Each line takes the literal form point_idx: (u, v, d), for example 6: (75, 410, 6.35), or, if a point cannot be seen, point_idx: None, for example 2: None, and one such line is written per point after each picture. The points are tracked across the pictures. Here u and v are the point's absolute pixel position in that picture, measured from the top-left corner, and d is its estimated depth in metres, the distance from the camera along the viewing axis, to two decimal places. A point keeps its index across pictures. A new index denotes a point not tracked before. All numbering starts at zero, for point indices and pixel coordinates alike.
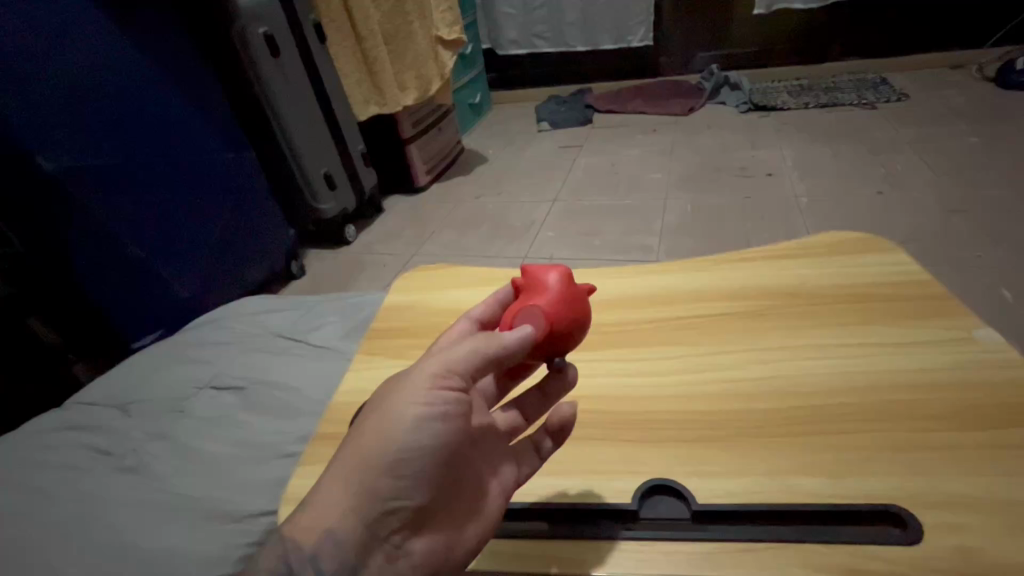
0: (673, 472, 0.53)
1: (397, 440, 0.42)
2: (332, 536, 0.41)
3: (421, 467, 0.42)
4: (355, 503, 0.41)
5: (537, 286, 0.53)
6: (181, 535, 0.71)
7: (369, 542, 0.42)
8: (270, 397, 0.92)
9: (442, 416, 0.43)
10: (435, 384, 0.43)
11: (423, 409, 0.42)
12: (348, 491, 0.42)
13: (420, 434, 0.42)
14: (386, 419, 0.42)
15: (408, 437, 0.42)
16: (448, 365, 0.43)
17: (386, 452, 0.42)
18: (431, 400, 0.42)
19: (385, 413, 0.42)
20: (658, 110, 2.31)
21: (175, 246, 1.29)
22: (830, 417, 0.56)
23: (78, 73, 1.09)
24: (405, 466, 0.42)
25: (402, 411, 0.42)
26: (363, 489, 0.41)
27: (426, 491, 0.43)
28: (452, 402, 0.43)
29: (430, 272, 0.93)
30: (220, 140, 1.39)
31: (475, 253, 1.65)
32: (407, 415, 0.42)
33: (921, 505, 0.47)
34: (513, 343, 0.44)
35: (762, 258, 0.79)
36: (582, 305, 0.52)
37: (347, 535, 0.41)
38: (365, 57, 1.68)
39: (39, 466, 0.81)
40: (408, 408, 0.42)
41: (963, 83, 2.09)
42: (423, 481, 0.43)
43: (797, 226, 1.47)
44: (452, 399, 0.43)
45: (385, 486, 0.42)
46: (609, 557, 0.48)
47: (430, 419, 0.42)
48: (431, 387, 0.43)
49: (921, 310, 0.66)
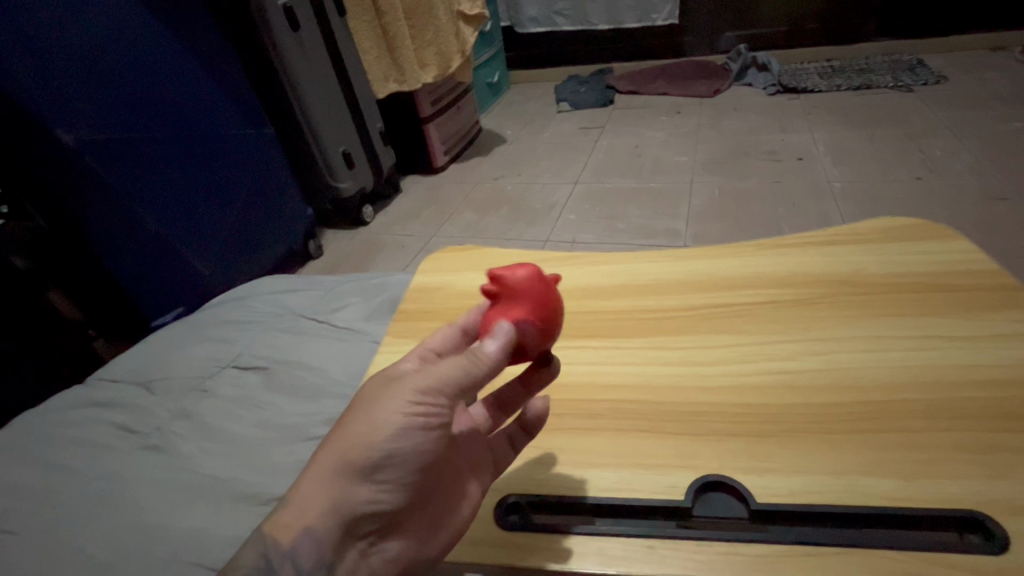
0: (728, 468, 0.50)
1: (377, 450, 0.41)
2: (312, 533, 0.42)
3: (403, 477, 0.43)
4: (331, 507, 0.42)
5: (514, 291, 0.49)
6: (206, 517, 0.70)
7: (345, 539, 0.43)
8: (294, 378, 0.91)
9: (426, 430, 0.42)
10: (423, 398, 0.42)
11: (405, 421, 0.41)
12: (325, 495, 0.42)
13: (404, 445, 0.42)
14: (371, 427, 0.41)
15: (393, 449, 0.41)
16: (436, 380, 0.42)
17: (368, 460, 0.41)
18: (417, 414, 0.42)
19: (371, 420, 0.42)
20: (683, 91, 2.24)
21: (193, 223, 1.27)
22: (894, 414, 0.52)
23: (97, 43, 1.05)
24: (386, 475, 0.42)
25: (387, 421, 0.41)
26: (342, 492, 0.41)
27: (401, 497, 0.43)
28: (435, 416, 0.42)
29: (457, 254, 0.90)
30: (238, 116, 1.36)
31: (495, 235, 1.62)
32: (393, 425, 0.41)
33: (1003, 512, 0.44)
34: (495, 354, 0.44)
35: (810, 244, 0.75)
36: (554, 296, 0.50)
37: (323, 535, 0.42)
38: (385, 32, 1.64)
39: (66, 444, 0.80)
40: (390, 419, 0.41)
41: (1006, 66, 2.00)
42: (403, 489, 0.43)
43: (830, 213, 1.41)
44: (439, 414, 0.43)
45: (365, 492, 0.42)
46: (663, 555, 0.45)
47: (414, 432, 0.42)
48: (419, 401, 0.42)
49: (989, 303, 0.62)
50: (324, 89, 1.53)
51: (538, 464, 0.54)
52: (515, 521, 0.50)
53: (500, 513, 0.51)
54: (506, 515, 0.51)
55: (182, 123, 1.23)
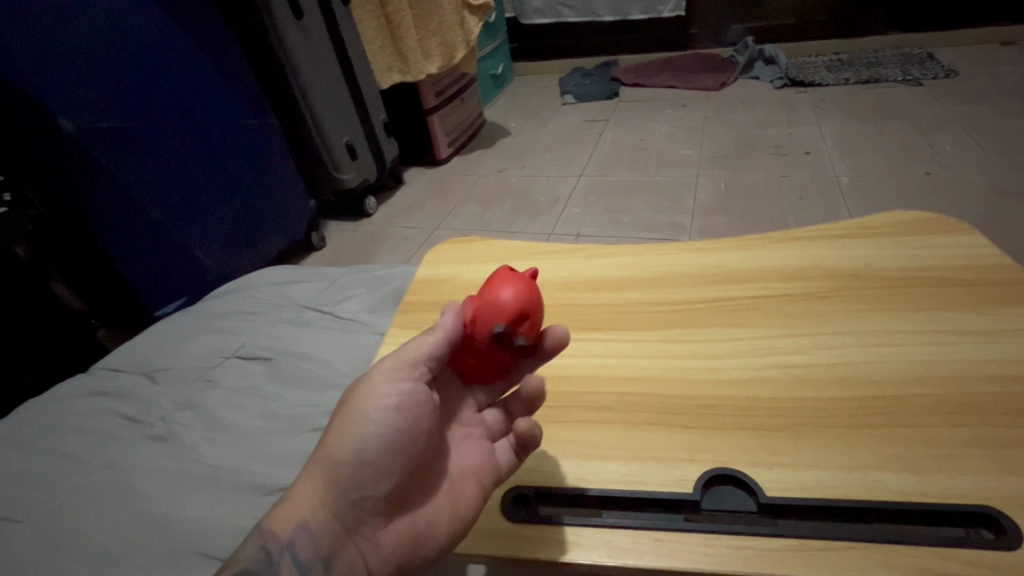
0: (738, 461, 0.50)
1: (356, 433, 0.43)
2: (309, 525, 0.44)
3: (382, 458, 0.43)
4: (324, 495, 0.44)
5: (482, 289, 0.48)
6: (208, 506, 0.70)
7: (340, 531, 0.44)
8: (297, 368, 0.91)
9: (397, 407, 0.43)
10: (391, 376, 0.44)
11: (380, 402, 0.43)
12: (318, 485, 0.44)
13: (378, 424, 0.43)
14: (350, 412, 0.44)
15: (367, 428, 0.43)
16: (403, 357, 0.45)
17: (349, 444, 0.43)
18: (387, 392, 0.43)
19: (349, 405, 0.44)
20: (689, 84, 2.22)
21: (196, 212, 1.27)
22: (907, 409, 0.52)
23: (100, 30, 1.05)
24: (365, 458, 0.43)
25: (363, 405, 0.43)
26: (328, 479, 0.43)
27: (387, 482, 0.44)
28: (408, 393, 0.44)
29: (462, 246, 0.89)
30: (241, 105, 1.35)
31: (499, 228, 1.61)
32: (368, 408, 0.43)
33: (1016, 508, 0.43)
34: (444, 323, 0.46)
35: (820, 238, 0.75)
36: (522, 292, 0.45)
37: (319, 525, 0.44)
38: (388, 22, 1.62)
39: (70, 431, 0.81)
40: (367, 402, 0.43)
41: (1017, 60, 1.97)
42: (385, 473, 0.43)
43: (838, 208, 1.40)
44: (408, 389, 0.44)
45: (348, 477, 0.43)
46: (671, 548, 0.45)
47: (386, 410, 0.43)
48: (388, 379, 0.44)
49: (1003, 297, 0.61)
50: (328, 79, 1.51)
51: (545, 455, 0.54)
52: (522, 512, 0.50)
53: (507, 504, 0.50)
54: (514, 506, 0.51)
55: (183, 112, 1.22)
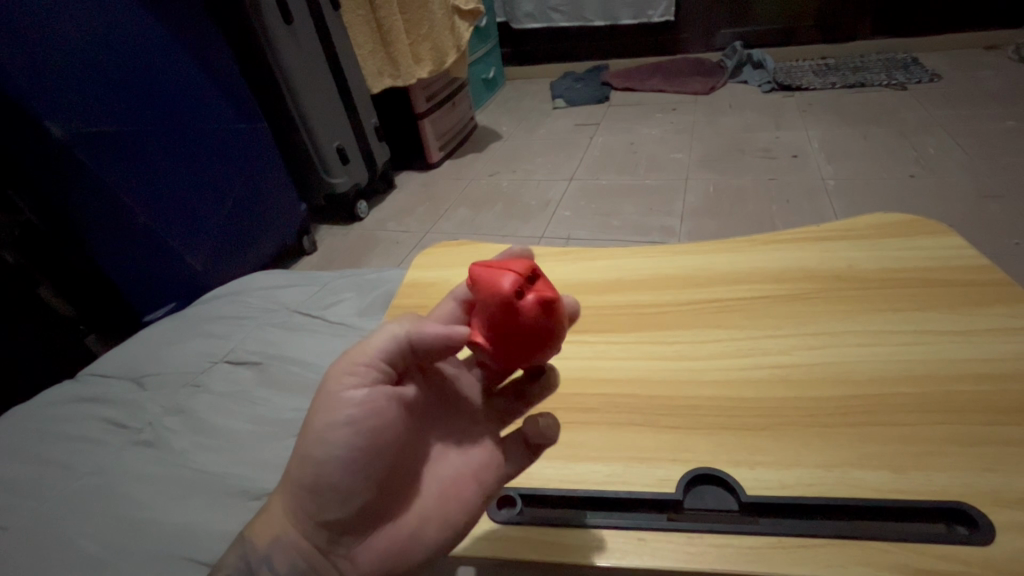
0: (720, 460, 0.51)
1: (315, 453, 0.41)
2: (287, 538, 0.44)
3: (347, 475, 0.41)
4: (298, 514, 0.43)
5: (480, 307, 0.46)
6: (198, 512, 0.69)
7: (321, 544, 0.43)
8: (287, 372, 0.91)
9: (354, 421, 0.40)
10: (344, 387, 0.41)
11: (333, 417, 0.40)
12: (290, 505, 0.43)
13: (336, 441, 0.40)
14: (306, 429, 0.41)
15: (325, 448, 0.40)
16: (356, 363, 0.41)
17: (309, 464, 0.41)
18: (340, 406, 0.40)
19: (305, 421, 0.42)
20: (678, 88, 2.24)
21: (186, 217, 1.27)
22: (887, 407, 0.53)
23: (87, 34, 1.04)
24: (328, 476, 0.41)
25: (318, 422, 0.41)
26: (299, 496, 0.42)
27: (357, 497, 0.42)
28: (364, 404, 0.41)
29: (452, 249, 0.90)
30: (230, 109, 1.35)
31: (490, 231, 1.61)
32: (321, 426, 0.40)
33: (992, 503, 0.44)
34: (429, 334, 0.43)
35: (803, 240, 0.76)
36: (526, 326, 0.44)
37: (298, 539, 0.43)
38: (379, 27, 1.63)
39: (57, 438, 0.80)
40: (320, 417, 0.41)
41: (1001, 65, 2.00)
42: (353, 489, 0.41)
43: (825, 211, 1.42)
44: (364, 400, 0.41)
45: (318, 495, 0.41)
46: (655, 547, 0.45)
47: (343, 425, 0.40)
48: (340, 392, 0.41)
49: (978, 297, 0.63)
50: (318, 83, 1.52)
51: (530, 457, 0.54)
52: (509, 514, 0.50)
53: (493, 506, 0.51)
54: (500, 508, 0.51)
55: (173, 115, 1.22)
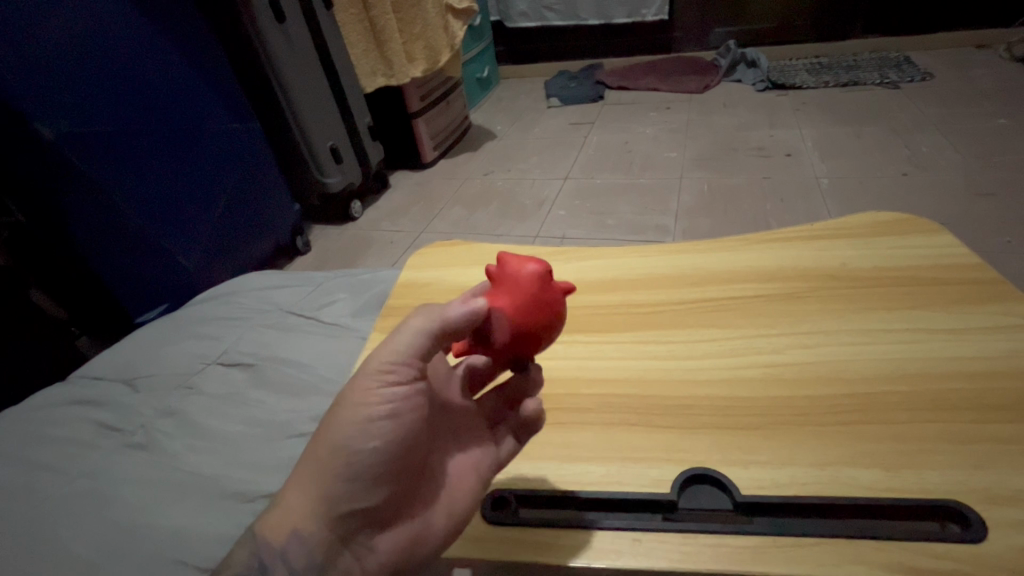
0: (715, 460, 0.51)
1: (348, 443, 0.41)
2: (300, 533, 0.43)
3: (378, 467, 0.42)
4: (318, 507, 0.42)
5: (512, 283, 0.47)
6: (191, 515, 0.69)
7: (337, 536, 0.43)
8: (281, 373, 0.90)
9: (390, 414, 0.42)
10: (382, 381, 0.42)
11: (370, 409, 0.41)
12: (310, 494, 0.42)
13: (373, 433, 0.41)
14: (339, 419, 0.42)
15: (361, 439, 0.41)
16: (392, 358, 0.42)
17: (341, 453, 0.41)
18: (377, 399, 0.42)
19: (336, 411, 0.42)
20: (672, 87, 2.25)
21: (178, 218, 1.26)
22: (880, 406, 0.53)
23: (76, 33, 1.03)
24: (361, 468, 0.41)
25: (353, 413, 0.41)
26: (322, 486, 0.42)
27: (383, 489, 0.43)
28: (400, 398, 0.42)
29: (445, 249, 0.89)
30: (223, 109, 1.34)
31: (484, 231, 1.61)
32: (357, 417, 0.41)
33: (985, 501, 0.44)
34: (458, 320, 0.44)
35: (795, 238, 0.76)
36: (551, 301, 0.47)
37: (313, 533, 0.42)
38: (372, 26, 1.61)
39: (48, 441, 0.79)
40: (356, 408, 0.41)
41: (990, 64, 2.02)
42: (381, 481, 0.43)
43: (819, 209, 1.42)
44: (401, 395, 0.42)
45: (345, 481, 0.42)
46: (650, 548, 0.45)
47: (380, 418, 0.42)
48: (377, 385, 0.42)
49: (970, 295, 0.63)
50: (311, 82, 1.51)
51: (524, 458, 0.54)
52: (503, 515, 0.50)
53: (487, 508, 0.50)
54: (493, 509, 0.51)
55: (165, 115, 1.21)
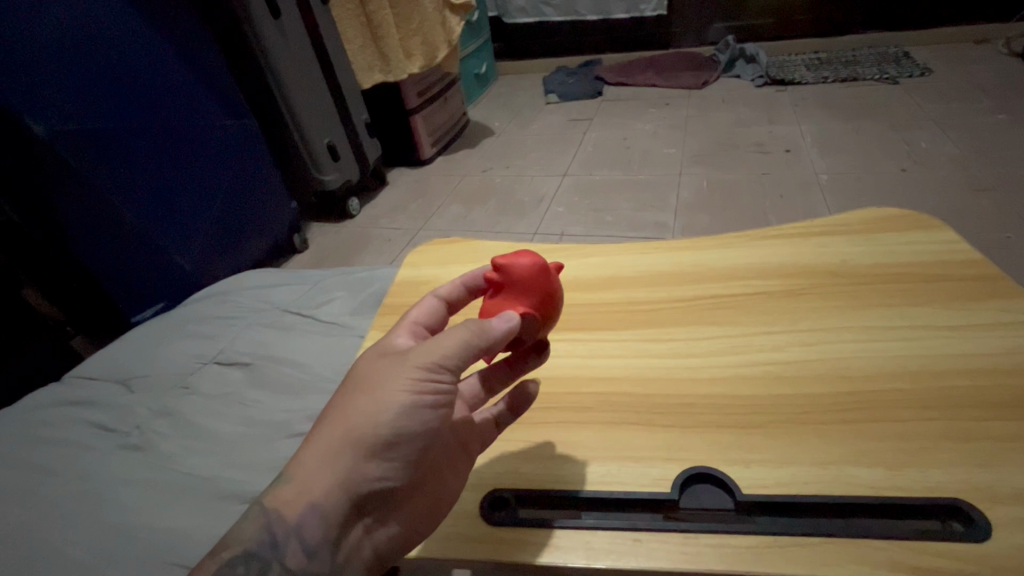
0: (716, 459, 0.50)
1: (389, 428, 0.40)
2: (317, 508, 0.40)
3: (412, 454, 0.41)
4: (342, 485, 0.40)
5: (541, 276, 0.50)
6: (187, 516, 0.68)
7: (353, 513, 0.41)
8: (278, 373, 0.89)
9: (434, 406, 0.41)
10: (429, 374, 0.41)
11: (416, 398, 0.40)
12: (335, 472, 0.40)
13: (415, 421, 0.40)
14: (380, 402, 0.40)
15: (403, 426, 0.40)
16: (443, 355, 0.41)
17: (379, 436, 0.40)
18: (422, 390, 0.41)
19: (376, 393, 0.40)
20: (670, 83, 2.24)
21: (174, 216, 1.25)
22: (882, 403, 0.52)
23: (67, 29, 1.02)
24: (396, 453, 0.41)
25: (397, 400, 0.40)
26: (350, 465, 0.40)
27: (409, 473, 0.42)
28: (443, 394, 0.42)
29: (443, 246, 0.89)
30: (218, 106, 1.33)
31: (482, 228, 1.60)
32: (402, 404, 0.40)
33: (988, 500, 0.44)
34: (500, 336, 0.44)
35: (796, 235, 0.75)
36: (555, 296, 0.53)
37: (331, 509, 0.40)
38: (369, 21, 1.60)
39: (42, 442, 0.79)
40: (401, 396, 0.40)
41: (989, 59, 2.01)
42: (411, 466, 0.42)
43: (819, 205, 1.42)
44: (445, 390, 0.42)
45: (372, 467, 0.40)
46: (651, 548, 0.45)
47: (422, 407, 0.41)
48: (424, 377, 0.41)
49: (972, 291, 0.62)
50: (307, 78, 1.50)
51: (524, 457, 0.54)
52: (502, 516, 0.49)
53: (486, 508, 0.50)
54: (493, 510, 0.50)
55: (159, 113, 1.20)
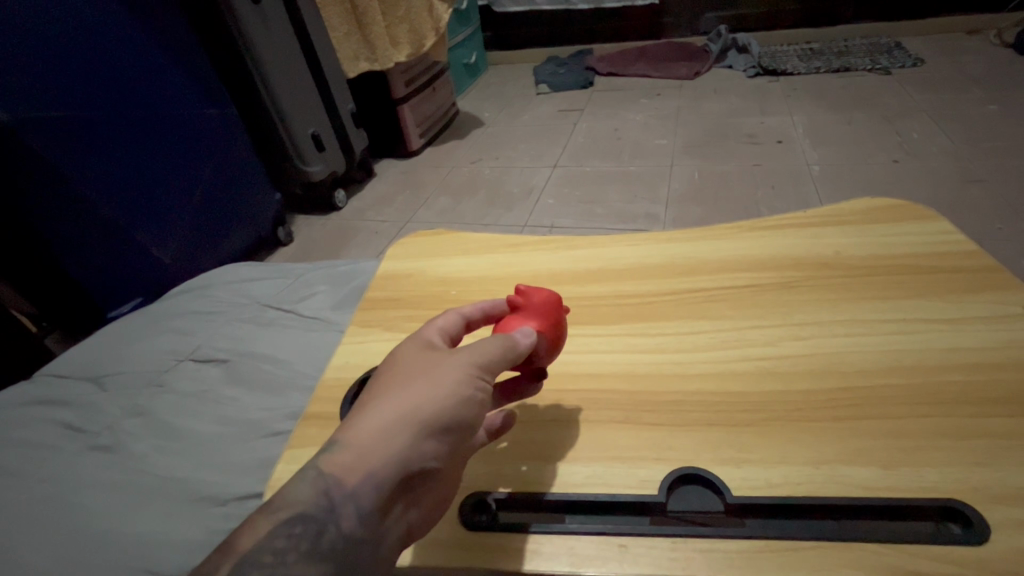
0: (705, 459, 0.48)
1: (456, 412, 0.37)
2: (367, 482, 0.34)
3: (461, 447, 0.38)
4: (399, 463, 0.34)
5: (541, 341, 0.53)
6: (158, 521, 0.66)
7: (393, 496, 0.35)
8: (257, 369, 0.87)
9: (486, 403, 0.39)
10: (485, 371, 0.39)
11: (477, 390, 0.38)
12: (396, 445, 0.34)
13: (473, 413, 0.38)
14: (449, 385, 0.37)
15: (467, 412, 0.37)
16: (496, 358, 0.40)
17: (444, 418, 0.36)
18: (481, 386, 0.39)
19: (442, 375, 0.37)
20: (662, 73, 2.21)
21: (151, 208, 1.21)
22: (877, 400, 0.51)
23: (32, 12, 0.97)
24: (454, 441, 0.37)
25: (463, 387, 0.37)
26: (410, 442, 0.35)
27: (451, 467, 0.38)
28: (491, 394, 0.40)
29: (427, 238, 0.86)
30: (196, 94, 1.28)
31: (471, 220, 1.57)
32: (467, 392, 0.37)
33: (986, 500, 0.42)
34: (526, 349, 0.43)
35: (788, 226, 0.73)
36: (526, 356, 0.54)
37: (379, 488, 0.34)
38: (353, 9, 1.56)
39: (8, 443, 0.75)
40: (466, 384, 0.38)
41: (981, 50, 2.00)
42: (455, 459, 0.38)
43: (810, 196, 1.40)
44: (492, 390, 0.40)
45: (430, 448, 0.35)
46: (637, 553, 0.43)
47: (480, 402, 0.38)
48: (482, 373, 0.39)
49: (967, 283, 0.61)
50: (290, 66, 1.45)
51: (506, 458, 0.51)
52: (483, 521, 0.47)
53: (466, 513, 0.47)
54: (473, 514, 0.47)
55: (135, 101, 1.16)
